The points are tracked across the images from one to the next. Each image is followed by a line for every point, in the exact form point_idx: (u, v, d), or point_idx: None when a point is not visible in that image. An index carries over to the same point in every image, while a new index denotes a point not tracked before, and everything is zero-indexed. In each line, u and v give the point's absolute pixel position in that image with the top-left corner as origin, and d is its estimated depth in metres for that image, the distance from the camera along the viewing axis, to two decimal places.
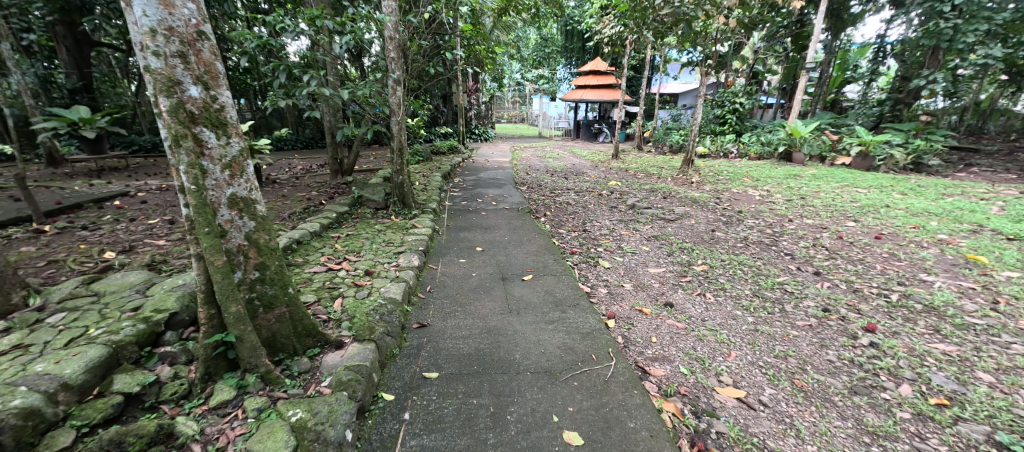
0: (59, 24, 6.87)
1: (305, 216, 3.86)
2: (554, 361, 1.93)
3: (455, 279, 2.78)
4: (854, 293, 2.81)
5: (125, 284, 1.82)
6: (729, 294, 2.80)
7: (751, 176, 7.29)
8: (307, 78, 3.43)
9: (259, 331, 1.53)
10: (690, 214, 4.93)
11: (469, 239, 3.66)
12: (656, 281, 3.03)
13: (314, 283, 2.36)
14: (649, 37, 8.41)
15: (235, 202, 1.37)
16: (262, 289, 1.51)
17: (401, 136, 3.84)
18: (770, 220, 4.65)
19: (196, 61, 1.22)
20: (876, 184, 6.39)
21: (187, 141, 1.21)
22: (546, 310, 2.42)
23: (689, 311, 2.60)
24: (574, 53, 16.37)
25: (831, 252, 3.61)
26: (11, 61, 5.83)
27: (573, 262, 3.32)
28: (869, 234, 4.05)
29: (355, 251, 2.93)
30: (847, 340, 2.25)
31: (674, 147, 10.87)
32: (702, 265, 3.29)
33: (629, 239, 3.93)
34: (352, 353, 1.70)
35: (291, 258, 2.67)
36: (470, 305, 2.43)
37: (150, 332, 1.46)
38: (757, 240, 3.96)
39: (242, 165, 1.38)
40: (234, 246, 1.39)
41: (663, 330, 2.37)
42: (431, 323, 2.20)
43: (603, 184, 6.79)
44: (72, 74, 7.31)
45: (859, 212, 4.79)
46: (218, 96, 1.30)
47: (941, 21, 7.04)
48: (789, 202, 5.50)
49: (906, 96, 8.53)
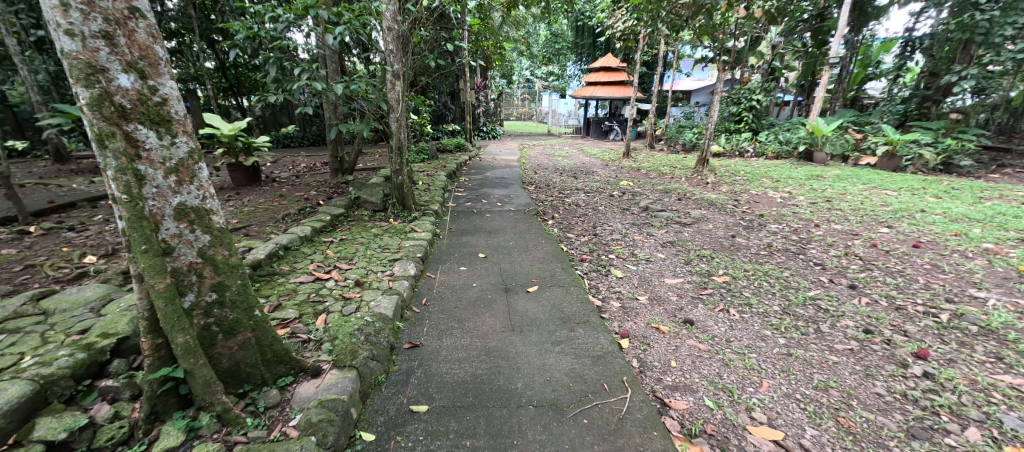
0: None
1: (300, 217, 3.68)
2: (560, 392, 1.69)
3: (453, 290, 2.56)
4: (897, 312, 2.53)
5: (80, 301, 1.63)
6: (757, 311, 2.52)
7: (770, 177, 6.93)
8: (299, 72, 3.20)
9: (219, 361, 1.32)
10: (707, 217, 4.64)
11: (472, 245, 3.42)
12: (674, 294, 2.76)
13: (297, 296, 2.15)
14: (664, 30, 8.06)
15: (183, 213, 1.15)
16: (222, 314, 1.30)
17: (400, 133, 3.60)
18: (795, 224, 4.34)
19: (126, 44, 1.00)
20: (905, 186, 6.02)
21: (115, 141, 1.00)
22: (554, 329, 2.18)
23: (712, 330, 2.34)
24: (585, 50, 16.02)
25: (866, 262, 3.31)
26: (19, 58, 5.72)
27: (582, 271, 3.07)
28: (904, 242, 3.73)
29: (347, 258, 2.72)
30: (897, 370, 1.98)
31: (688, 145, 10.53)
32: (724, 276, 3.01)
33: (643, 245, 3.67)
34: (330, 384, 1.48)
35: (278, 266, 2.48)
36: (468, 321, 2.21)
37: (90, 362, 1.26)
38: (782, 247, 3.66)
39: (191, 169, 1.16)
40: (183, 265, 1.18)
41: (683, 353, 2.12)
42: (424, 343, 1.98)
43: (614, 184, 6.52)
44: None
45: (892, 217, 4.45)
46: (159, 87, 1.08)
47: (977, 13, 6.72)
48: (812, 205, 5.17)
49: (935, 93, 8.04)
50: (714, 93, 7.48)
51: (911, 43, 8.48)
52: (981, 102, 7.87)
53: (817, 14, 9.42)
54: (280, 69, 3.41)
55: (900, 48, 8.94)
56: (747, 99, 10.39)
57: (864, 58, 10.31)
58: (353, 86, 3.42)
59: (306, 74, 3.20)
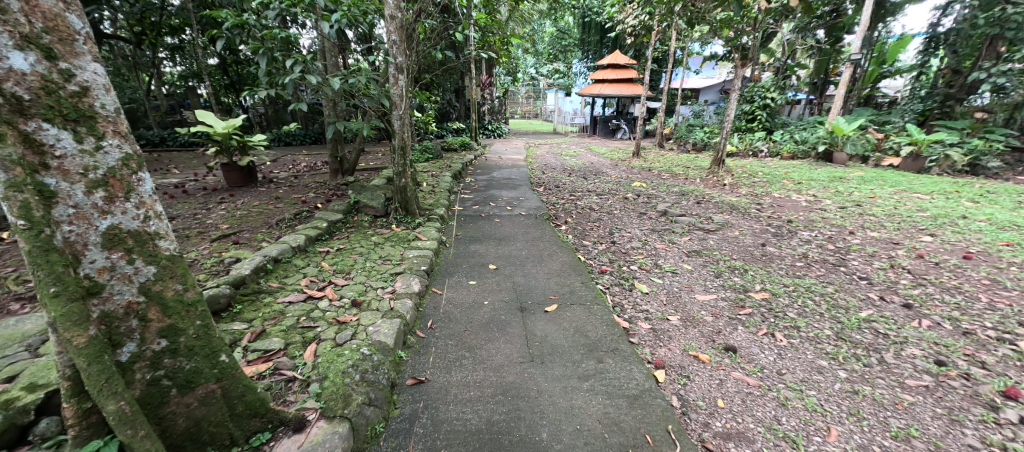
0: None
1: (295, 223, 3.40)
2: (594, 446, 1.41)
3: (462, 310, 2.27)
4: (967, 338, 2.22)
5: (15, 337, 1.37)
6: (806, 335, 2.22)
7: (791, 178, 6.60)
8: (290, 63, 2.84)
9: (173, 422, 1.03)
10: (731, 223, 4.32)
11: (481, 254, 3.14)
12: (709, 314, 2.46)
13: (285, 321, 1.87)
14: (678, 23, 7.74)
15: (115, 239, 0.87)
16: (176, 363, 1.02)
17: (403, 132, 3.31)
18: (828, 232, 4.01)
19: (21, 10, 0.74)
20: (936, 189, 5.67)
21: (5, 145, 0.74)
22: (580, 360, 1.89)
23: (758, 359, 2.04)
24: (591, 46, 15.54)
25: (917, 277, 2.98)
26: None
27: (604, 285, 2.79)
28: (953, 253, 3.40)
29: (345, 271, 2.44)
30: (987, 414, 1.68)
31: (698, 145, 10.18)
32: (762, 292, 2.71)
33: (667, 255, 3.37)
34: (317, 442, 1.19)
35: (265, 282, 2.19)
36: (481, 349, 1.93)
37: (6, 427, 0.98)
38: (820, 258, 3.34)
39: (126, 181, 0.88)
40: (118, 307, 0.90)
41: (730, 389, 1.82)
42: (430, 379, 1.70)
43: (627, 186, 6.21)
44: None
45: (932, 224, 4.10)
46: (77, 72, 0.81)
47: (1008, 7, 6.45)
48: (842, 209, 4.83)
49: (959, 91, 7.63)
50: (730, 91, 7.18)
51: (934, 39, 8.02)
52: (999, 100, 7.03)
53: (833, 10, 9.12)
54: (272, 61, 3.09)
55: (921, 45, 8.53)
56: (761, 97, 10.06)
57: (879, 55, 9.61)
58: (350, 80, 3.13)
59: (299, 65, 2.86)
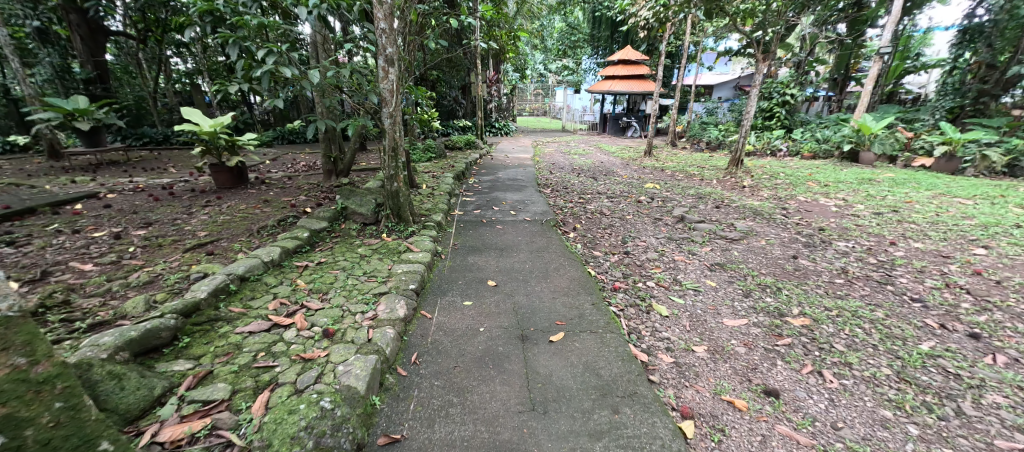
0: (71, 10, 7.12)
1: (278, 231, 3.12)
2: None
3: (453, 339, 1.95)
4: None
5: None
6: (861, 375, 1.87)
7: (816, 180, 6.15)
8: (263, 53, 2.54)
9: None
10: (756, 231, 3.93)
11: (480, 267, 2.82)
12: (741, 344, 2.11)
13: (239, 358, 1.57)
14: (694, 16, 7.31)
15: None
16: None
17: (395, 132, 3.01)
18: (866, 242, 3.62)
19: None
20: (977, 192, 5.20)
21: None
22: (591, 410, 1.56)
23: (806, 407, 1.68)
24: (602, 42, 15.11)
25: (979, 299, 2.58)
26: (9, 49, 5.48)
27: (618, 307, 2.45)
28: (1015, 269, 2.99)
29: (322, 291, 2.15)
30: None
31: (713, 143, 9.73)
32: (803, 318, 2.34)
33: (687, 269, 3.02)
34: None
35: (225, 307, 1.91)
36: (472, 393, 1.61)
37: None
38: (862, 274, 2.95)
39: None
40: None
41: (776, 449, 1.48)
42: (408, 436, 1.39)
43: (639, 187, 5.85)
44: (87, 63, 7.56)
45: (983, 234, 3.68)
46: None
47: None
48: (876, 215, 4.41)
49: (995, 86, 7.10)
50: (748, 88, 6.59)
51: (970, 31, 7.27)
52: None
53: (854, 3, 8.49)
54: (248, 54, 2.81)
55: (953, 38, 7.88)
56: (780, 93, 9.58)
57: (904, 49, 9.10)
58: (332, 73, 2.84)
59: (272, 56, 2.55)
